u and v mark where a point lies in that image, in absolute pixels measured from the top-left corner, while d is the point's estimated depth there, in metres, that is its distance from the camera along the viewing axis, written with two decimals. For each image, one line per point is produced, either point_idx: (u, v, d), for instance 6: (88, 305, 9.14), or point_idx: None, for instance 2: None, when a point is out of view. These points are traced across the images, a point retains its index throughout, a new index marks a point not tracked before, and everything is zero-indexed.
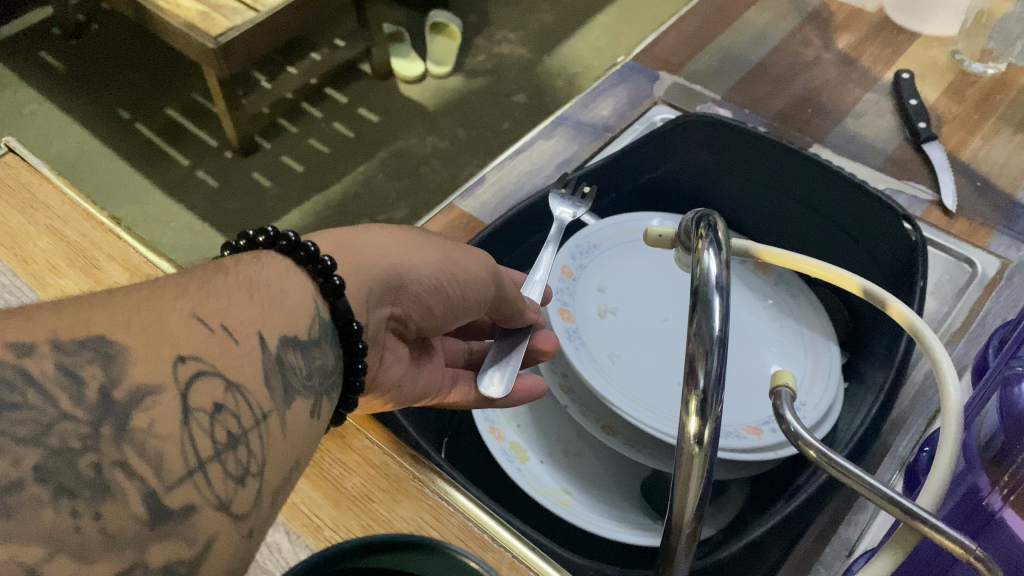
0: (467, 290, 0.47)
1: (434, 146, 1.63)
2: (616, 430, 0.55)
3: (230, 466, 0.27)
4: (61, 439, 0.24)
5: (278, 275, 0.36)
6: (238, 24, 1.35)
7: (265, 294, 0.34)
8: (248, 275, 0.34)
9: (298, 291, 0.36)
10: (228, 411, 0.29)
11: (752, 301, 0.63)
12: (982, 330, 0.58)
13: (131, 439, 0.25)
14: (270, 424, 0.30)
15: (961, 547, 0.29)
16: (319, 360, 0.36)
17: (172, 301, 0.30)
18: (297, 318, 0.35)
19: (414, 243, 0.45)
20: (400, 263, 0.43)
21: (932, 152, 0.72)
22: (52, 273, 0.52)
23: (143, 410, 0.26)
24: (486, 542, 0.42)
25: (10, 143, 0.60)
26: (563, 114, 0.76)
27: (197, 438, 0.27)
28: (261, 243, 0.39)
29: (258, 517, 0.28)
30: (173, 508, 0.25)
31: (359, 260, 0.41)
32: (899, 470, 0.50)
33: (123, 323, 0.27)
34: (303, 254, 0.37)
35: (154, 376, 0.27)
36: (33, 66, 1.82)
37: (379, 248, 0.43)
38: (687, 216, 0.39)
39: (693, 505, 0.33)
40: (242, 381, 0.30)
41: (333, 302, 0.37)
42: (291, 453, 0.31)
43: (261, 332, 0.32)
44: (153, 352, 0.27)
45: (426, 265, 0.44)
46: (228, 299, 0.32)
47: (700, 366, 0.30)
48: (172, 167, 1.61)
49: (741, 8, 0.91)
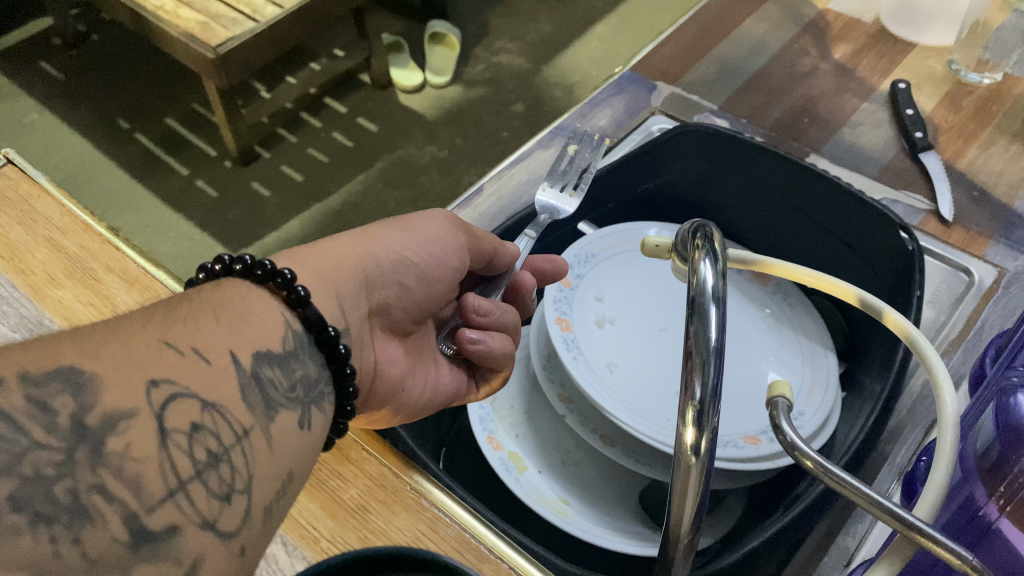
0: (429, 250, 0.50)
1: (433, 156, 1.64)
2: (614, 439, 0.55)
3: (213, 485, 0.28)
4: (35, 467, 0.24)
5: (242, 296, 0.36)
6: (238, 34, 1.36)
7: (231, 314, 0.34)
8: (211, 300, 0.34)
9: (264, 307, 0.36)
10: (206, 431, 0.28)
11: (749, 310, 0.63)
12: (979, 339, 0.58)
13: (108, 463, 0.25)
14: (254, 440, 0.31)
15: (958, 558, 0.29)
16: (299, 372, 0.36)
17: (139, 330, 0.30)
18: (268, 333, 0.35)
19: (366, 235, 0.47)
20: (362, 258, 0.45)
21: (929, 162, 0.72)
22: (50, 284, 0.52)
23: (118, 434, 0.26)
24: (482, 554, 0.42)
25: (9, 154, 0.60)
26: (561, 123, 0.77)
27: (177, 459, 0.27)
28: (218, 272, 0.38)
29: (248, 535, 0.28)
30: (155, 530, 0.25)
31: (323, 270, 0.43)
32: (897, 479, 0.50)
33: (91, 352, 0.27)
34: (261, 272, 0.37)
35: (127, 402, 0.27)
36: (34, 75, 1.82)
37: (338, 253, 0.45)
38: (684, 226, 0.39)
39: (690, 516, 0.33)
40: (219, 400, 0.30)
41: (302, 312, 0.38)
42: (280, 468, 0.31)
43: (232, 350, 0.32)
44: (124, 379, 0.27)
45: (382, 248, 0.47)
46: (195, 325, 0.32)
47: (696, 378, 0.30)
48: (171, 176, 1.62)
49: (739, 17, 0.92)
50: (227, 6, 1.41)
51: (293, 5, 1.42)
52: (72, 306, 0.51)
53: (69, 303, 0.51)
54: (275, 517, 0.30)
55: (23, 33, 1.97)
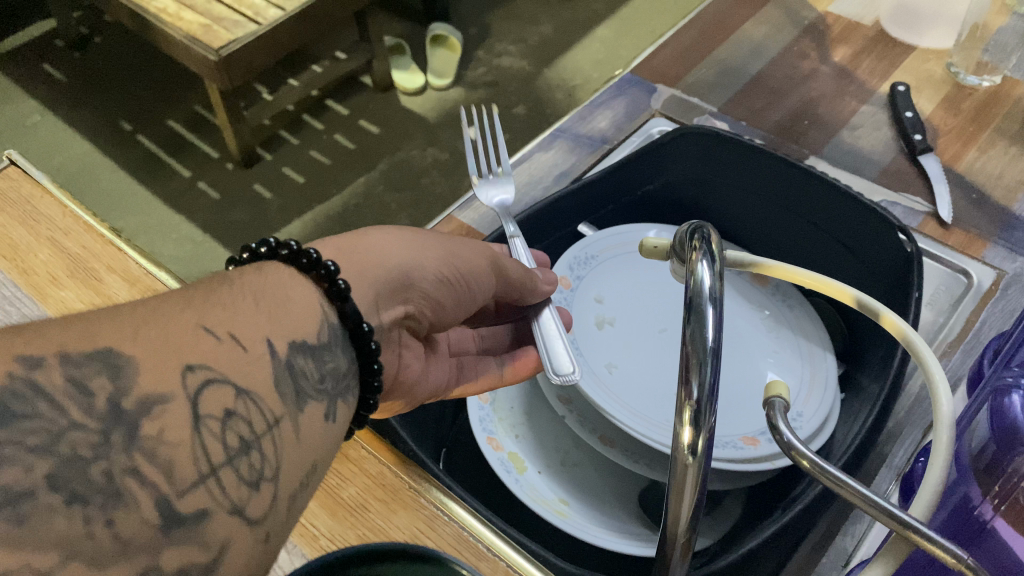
0: (470, 278, 0.49)
1: (434, 158, 1.65)
2: (613, 440, 0.55)
3: (244, 472, 0.28)
4: (72, 447, 0.24)
5: (282, 282, 0.37)
6: (239, 37, 1.36)
7: (270, 301, 0.35)
8: (252, 285, 0.35)
9: (304, 296, 0.36)
10: (239, 417, 0.29)
11: (748, 312, 0.63)
12: (978, 341, 0.58)
13: (142, 446, 0.25)
14: (284, 430, 0.31)
15: (952, 556, 0.29)
16: (331, 364, 0.36)
17: (178, 313, 0.30)
18: (306, 323, 0.35)
19: (419, 242, 0.46)
20: (407, 264, 0.45)
21: (928, 164, 0.72)
22: (53, 285, 0.52)
23: (153, 418, 0.26)
24: (480, 552, 0.42)
25: (12, 156, 0.60)
26: (561, 126, 0.77)
27: (209, 444, 0.27)
28: (263, 255, 0.39)
29: (274, 522, 0.28)
30: (186, 513, 0.25)
31: (364, 266, 0.42)
32: (896, 481, 0.50)
33: (130, 335, 0.28)
34: (306, 260, 0.37)
35: (163, 386, 0.27)
36: (35, 79, 1.83)
37: (383, 251, 0.44)
38: (682, 227, 0.39)
39: (687, 515, 0.33)
40: (254, 387, 0.30)
41: (341, 305, 0.38)
42: (306, 458, 0.32)
43: (270, 338, 0.33)
44: (161, 362, 0.27)
45: (431, 261, 0.46)
46: (234, 310, 0.32)
47: (693, 377, 0.30)
48: (173, 178, 1.63)
49: (739, 21, 0.92)
50: (231, 9, 1.42)
51: (296, 8, 1.42)
52: (75, 307, 0.51)
53: (71, 303, 0.51)
54: (299, 508, 0.31)
55: (25, 36, 1.98)
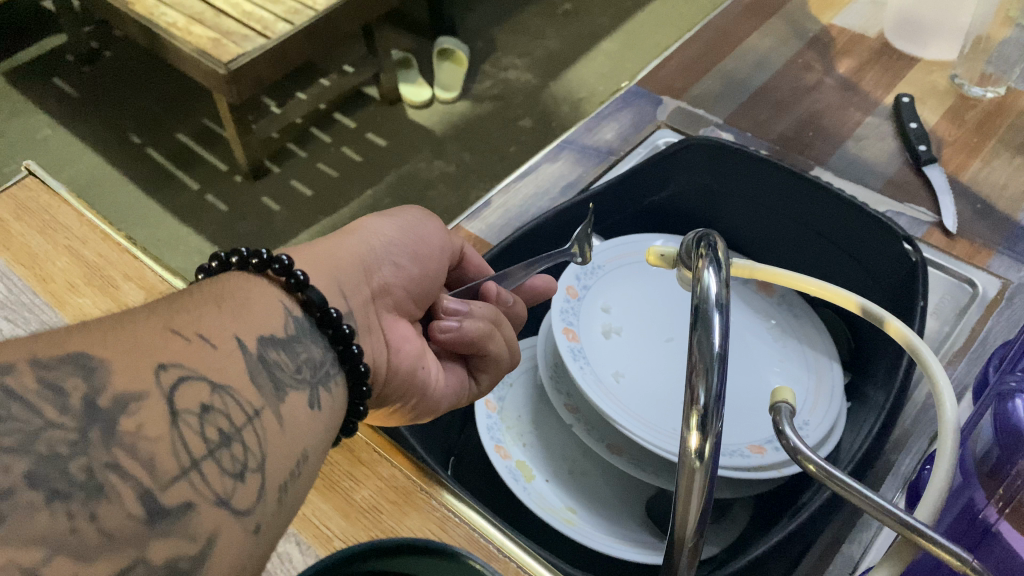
0: (416, 236, 0.49)
1: (441, 171, 1.66)
2: (621, 449, 0.56)
3: (226, 464, 0.29)
4: (49, 446, 0.24)
5: (240, 286, 0.37)
6: (248, 50, 1.39)
7: (234, 302, 0.35)
8: (211, 290, 0.35)
9: (264, 297, 0.37)
10: (217, 411, 0.30)
11: (754, 322, 0.64)
12: (983, 350, 0.59)
13: (121, 442, 0.26)
14: (265, 420, 0.32)
15: (957, 559, 0.29)
16: (304, 354, 0.37)
17: (143, 321, 0.31)
18: (270, 319, 0.36)
19: (353, 226, 0.46)
20: (353, 245, 0.45)
21: (933, 175, 0.73)
22: (71, 292, 0.53)
23: (130, 414, 0.27)
24: (490, 552, 0.42)
25: (31, 167, 0.61)
26: (567, 138, 0.78)
27: (189, 438, 0.28)
28: (217, 269, 0.39)
29: (263, 514, 0.29)
30: (169, 506, 0.26)
31: (320, 257, 0.42)
32: (902, 489, 0.50)
33: (99, 340, 0.28)
34: (258, 261, 0.38)
35: (138, 385, 0.28)
36: (49, 93, 1.87)
37: (333, 242, 0.44)
38: (688, 237, 0.39)
39: (695, 520, 0.34)
40: (228, 381, 0.31)
41: (303, 296, 0.38)
42: (294, 445, 0.33)
43: (237, 336, 0.33)
44: (133, 363, 0.28)
45: (373, 232, 0.46)
46: (197, 313, 0.32)
47: (700, 384, 0.31)
48: (182, 190, 1.65)
49: (743, 34, 0.93)
50: (238, 24, 1.44)
51: (303, 22, 1.44)
52: (91, 314, 0.52)
53: (88, 310, 0.52)
54: (289, 501, 0.31)
55: (35, 52, 2.00)
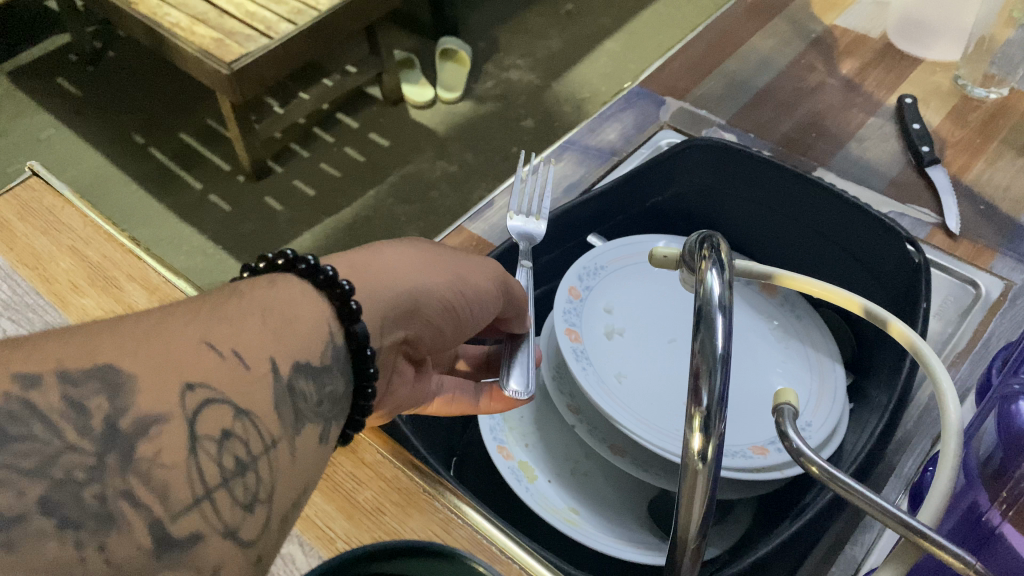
0: (476, 302, 0.47)
1: (444, 171, 1.67)
2: (623, 450, 0.56)
3: (238, 494, 0.29)
4: (66, 470, 0.25)
5: (294, 299, 0.36)
6: (250, 50, 1.39)
7: (279, 318, 0.35)
8: (262, 299, 0.35)
9: (314, 317, 0.36)
10: (236, 438, 0.29)
11: (757, 322, 0.64)
12: (986, 352, 0.59)
13: (137, 469, 0.26)
14: (280, 452, 0.31)
15: (960, 562, 0.29)
16: (329, 387, 0.36)
17: (182, 328, 0.30)
18: (310, 345, 0.35)
19: (425, 266, 0.45)
20: (413, 288, 0.44)
21: (936, 176, 0.72)
22: (75, 292, 0.54)
23: (150, 438, 0.27)
24: (493, 553, 0.42)
25: (34, 167, 0.62)
26: (569, 138, 0.78)
27: (205, 466, 0.28)
28: (279, 266, 0.39)
29: (266, 544, 0.29)
30: (178, 537, 0.26)
31: (374, 289, 0.41)
32: (905, 490, 0.50)
33: (131, 351, 0.28)
34: (322, 277, 0.37)
35: (160, 406, 0.28)
36: (53, 93, 1.87)
37: (394, 274, 0.43)
38: (693, 237, 0.39)
39: (699, 520, 0.34)
40: (253, 408, 0.31)
41: (349, 326, 0.38)
42: (301, 478, 0.32)
43: (274, 358, 0.33)
44: (161, 382, 0.28)
45: (437, 283, 0.45)
46: (239, 326, 0.32)
47: (704, 384, 0.31)
48: (185, 191, 1.65)
49: (746, 33, 0.93)
50: (242, 24, 1.45)
51: (306, 22, 1.44)
52: (95, 315, 0.52)
53: (91, 310, 0.52)
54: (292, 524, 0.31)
55: (39, 51, 2.01)
